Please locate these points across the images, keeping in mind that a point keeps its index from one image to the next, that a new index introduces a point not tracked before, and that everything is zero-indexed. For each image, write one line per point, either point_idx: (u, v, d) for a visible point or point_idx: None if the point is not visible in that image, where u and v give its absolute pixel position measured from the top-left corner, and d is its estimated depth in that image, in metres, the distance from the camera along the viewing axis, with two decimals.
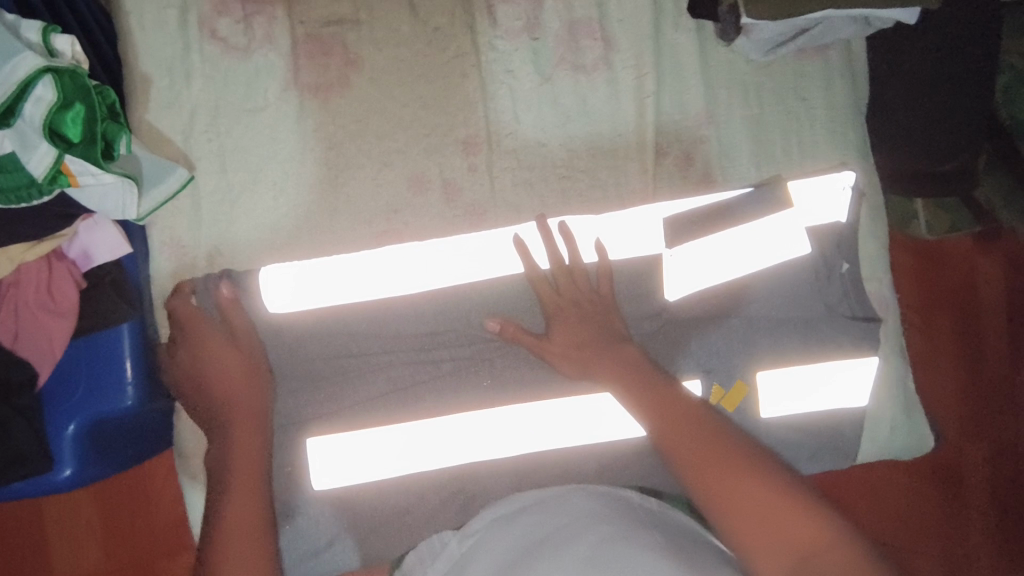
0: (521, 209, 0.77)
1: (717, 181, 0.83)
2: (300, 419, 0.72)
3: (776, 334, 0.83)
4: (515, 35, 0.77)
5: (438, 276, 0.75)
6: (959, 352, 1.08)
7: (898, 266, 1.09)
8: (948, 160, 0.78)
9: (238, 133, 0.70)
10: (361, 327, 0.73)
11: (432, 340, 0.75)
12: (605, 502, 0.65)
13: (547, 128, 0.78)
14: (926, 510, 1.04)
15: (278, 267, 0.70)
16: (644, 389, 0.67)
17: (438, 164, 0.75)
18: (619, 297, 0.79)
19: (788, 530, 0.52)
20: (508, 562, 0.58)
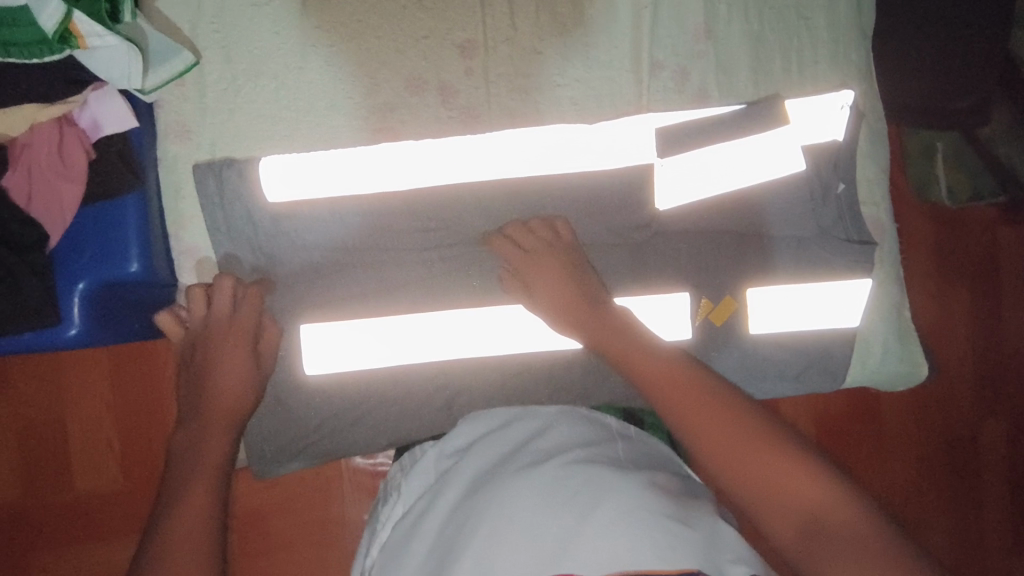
0: (516, 114, 0.79)
1: (713, 98, 0.83)
2: (293, 304, 0.74)
3: (765, 250, 0.83)
4: None
5: (432, 177, 0.76)
6: (975, 324, 1.07)
7: (912, 230, 1.07)
8: (963, 99, 0.78)
9: (244, 26, 0.73)
10: (356, 220, 0.75)
11: (423, 239, 0.77)
12: (588, 428, 0.65)
13: (544, 35, 0.79)
14: (931, 477, 1.06)
15: (279, 158, 0.74)
16: (628, 338, 0.66)
17: (435, 65, 0.77)
18: (612, 207, 0.80)
19: (774, 475, 0.47)
20: (481, 478, 0.58)
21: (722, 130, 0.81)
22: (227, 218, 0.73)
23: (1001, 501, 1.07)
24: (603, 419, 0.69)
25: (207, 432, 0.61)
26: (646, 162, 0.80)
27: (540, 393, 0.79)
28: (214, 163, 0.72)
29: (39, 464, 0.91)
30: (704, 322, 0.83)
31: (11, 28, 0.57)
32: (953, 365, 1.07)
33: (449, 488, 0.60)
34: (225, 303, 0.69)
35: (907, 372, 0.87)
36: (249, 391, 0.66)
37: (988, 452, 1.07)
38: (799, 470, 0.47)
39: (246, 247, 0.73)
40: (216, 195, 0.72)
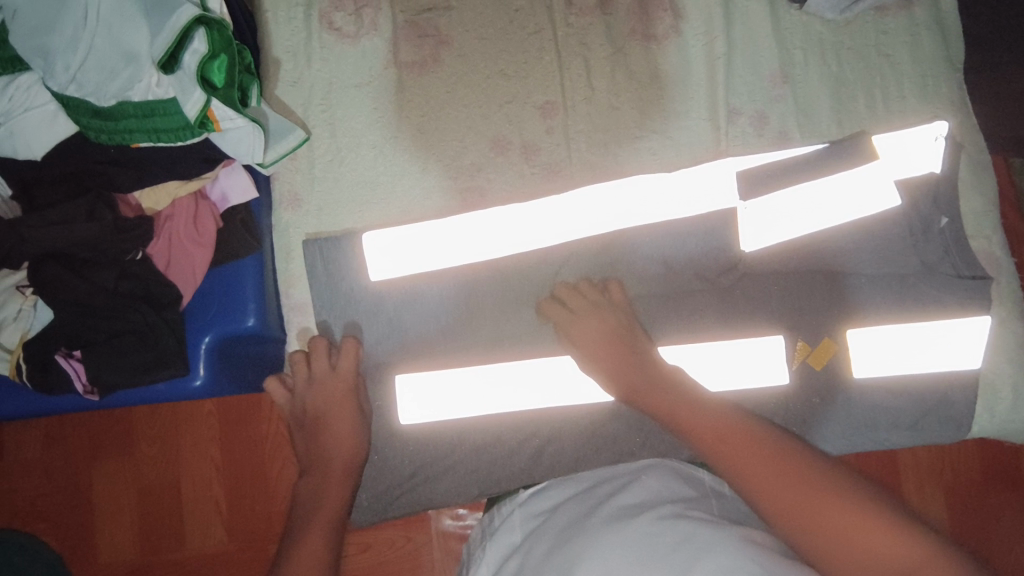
0: (596, 166, 0.82)
1: (795, 139, 0.83)
2: (390, 354, 0.78)
3: (865, 288, 0.79)
4: (587, 12, 0.84)
5: (518, 238, 0.79)
6: None
7: None
8: None
9: (347, 105, 0.81)
10: (448, 276, 0.79)
11: (511, 291, 0.79)
12: (680, 482, 0.62)
13: (620, 91, 0.83)
14: None
15: (377, 232, 0.79)
16: (662, 393, 0.67)
17: (517, 128, 0.82)
18: (694, 252, 0.80)
19: (867, 543, 0.47)
20: (571, 528, 0.57)
21: (809, 170, 0.80)
22: (327, 276, 0.78)
23: None
24: (695, 473, 0.66)
25: (325, 486, 0.69)
26: (728, 204, 0.80)
27: (631, 440, 0.78)
28: (317, 240, 0.78)
29: (156, 525, 0.98)
30: (802, 365, 0.79)
31: (161, 117, 0.65)
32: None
33: (542, 537, 0.59)
34: (324, 361, 0.75)
35: None
36: (359, 450, 0.73)
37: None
38: (888, 537, 0.46)
39: (345, 306, 0.78)
40: (318, 259, 0.78)
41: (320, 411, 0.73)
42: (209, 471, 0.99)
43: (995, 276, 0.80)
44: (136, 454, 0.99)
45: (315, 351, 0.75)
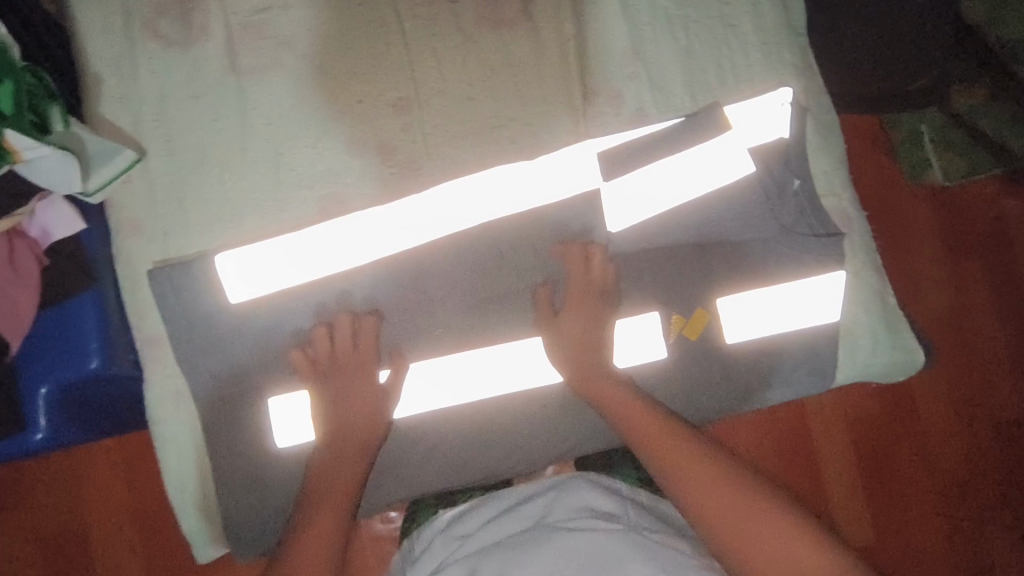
0: (458, 161, 0.80)
1: (652, 114, 0.83)
2: (261, 378, 0.75)
3: (729, 257, 0.82)
4: (433, 1, 0.81)
5: (386, 244, 0.77)
6: (996, 297, 1.07)
7: (916, 215, 1.07)
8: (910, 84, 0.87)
9: (184, 118, 0.76)
10: (313, 292, 0.76)
11: (384, 298, 0.77)
12: (596, 494, 0.70)
13: (475, 81, 0.81)
14: (976, 459, 1.03)
15: (232, 253, 0.74)
16: (600, 374, 0.75)
17: (373, 129, 0.79)
18: (562, 236, 0.80)
19: (794, 550, 0.57)
20: (503, 543, 0.64)
21: (667, 146, 0.81)
22: (180, 305, 0.73)
23: None
24: (610, 483, 0.74)
25: (339, 466, 0.71)
26: (591, 187, 0.80)
27: (521, 429, 0.79)
28: (164, 266, 0.73)
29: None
30: (678, 337, 0.81)
31: None
32: (979, 347, 1.05)
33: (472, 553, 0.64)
34: (347, 337, 0.75)
35: (906, 361, 0.83)
36: (378, 419, 0.74)
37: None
38: (808, 545, 0.57)
39: (205, 332, 0.74)
40: (167, 287, 0.73)
41: (348, 394, 0.74)
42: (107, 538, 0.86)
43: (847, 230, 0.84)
44: (18, 531, 0.85)
45: (338, 325, 0.75)
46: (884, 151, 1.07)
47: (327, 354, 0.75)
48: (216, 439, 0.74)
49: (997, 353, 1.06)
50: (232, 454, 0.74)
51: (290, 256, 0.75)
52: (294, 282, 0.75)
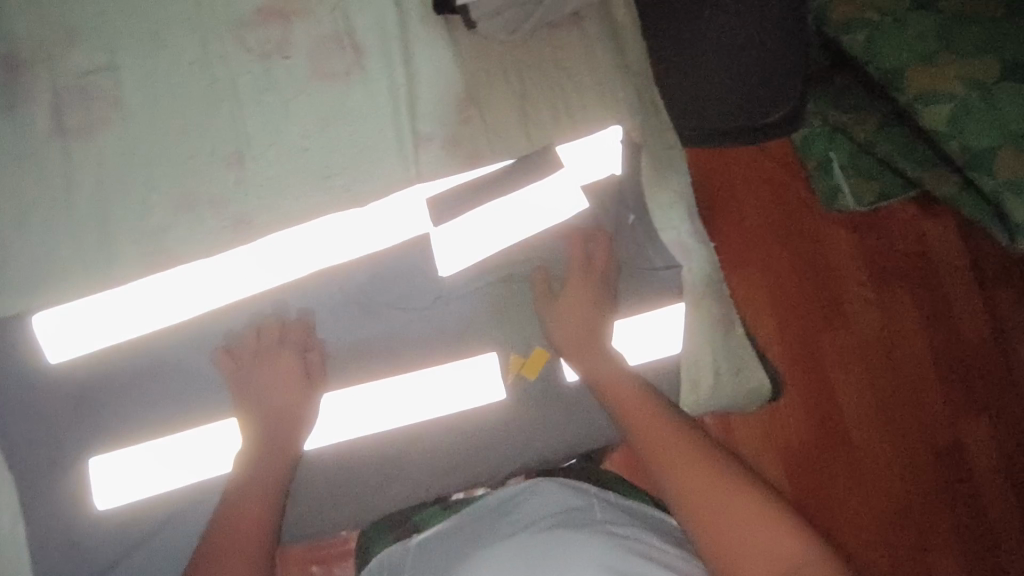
0: (292, 215, 0.80)
1: (486, 156, 0.84)
2: (109, 423, 0.83)
3: (562, 296, 0.87)
4: (263, 57, 0.83)
5: (237, 288, 0.83)
6: (859, 300, 1.62)
7: (781, 252, 1.60)
8: (773, 110, 0.97)
9: (11, 180, 0.78)
10: (155, 342, 0.84)
11: (228, 343, 0.86)
12: (565, 493, 0.85)
13: (309, 133, 0.82)
14: (864, 404, 1.60)
15: (54, 309, 0.76)
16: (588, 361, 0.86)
17: (204, 183, 0.80)
18: (389, 275, 0.86)
19: (758, 536, 0.72)
20: (508, 531, 0.80)
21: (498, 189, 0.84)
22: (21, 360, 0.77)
23: (931, 406, 1.63)
24: (580, 484, 0.88)
25: (269, 466, 0.82)
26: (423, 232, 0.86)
27: (376, 458, 0.89)
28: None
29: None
30: (517, 375, 0.90)
31: None
32: (891, 325, 1.63)
33: (473, 541, 0.81)
34: (300, 337, 0.87)
35: (753, 389, 0.87)
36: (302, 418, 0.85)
37: (938, 386, 1.63)
38: (792, 543, 0.71)
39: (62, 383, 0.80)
40: (13, 342, 0.77)
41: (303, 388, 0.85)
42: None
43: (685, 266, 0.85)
44: None
45: (285, 327, 0.85)
46: (788, 198, 1.62)
47: (305, 339, 0.87)
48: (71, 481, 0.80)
49: (909, 335, 1.64)
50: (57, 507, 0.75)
51: (134, 312, 0.81)
52: (146, 333, 0.83)
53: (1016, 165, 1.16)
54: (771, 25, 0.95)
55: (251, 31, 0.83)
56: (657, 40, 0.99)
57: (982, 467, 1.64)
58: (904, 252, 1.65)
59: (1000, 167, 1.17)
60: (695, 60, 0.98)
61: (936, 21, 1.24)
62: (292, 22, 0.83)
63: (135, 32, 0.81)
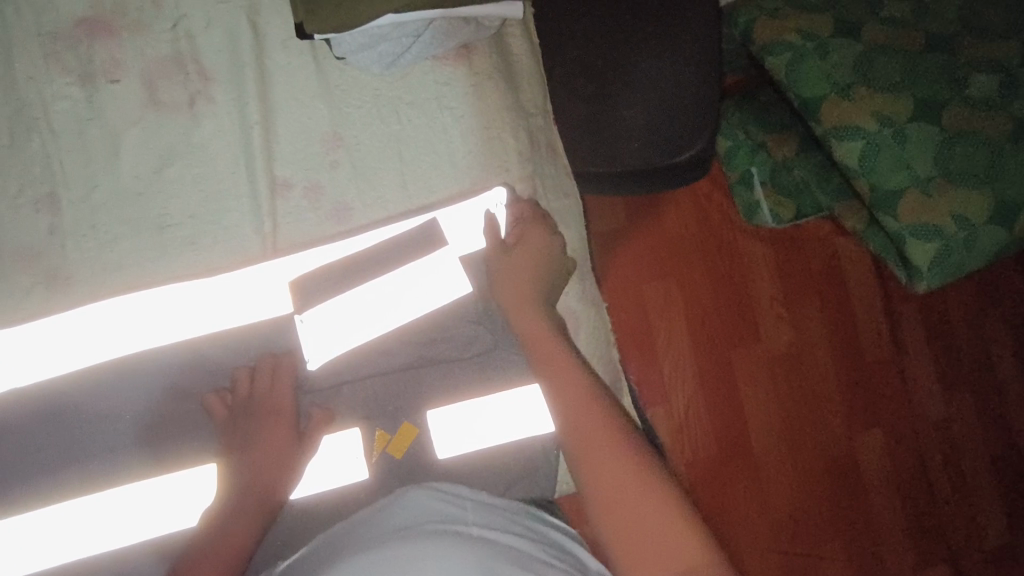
0: (118, 268, 0.70)
1: (355, 210, 0.75)
2: None
3: (448, 368, 0.74)
4: (86, 79, 0.70)
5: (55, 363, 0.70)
6: (770, 312, 1.55)
7: (690, 263, 1.53)
8: (685, 148, 0.86)
9: None
10: None
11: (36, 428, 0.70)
12: (438, 502, 0.65)
13: (143, 174, 0.71)
14: (770, 419, 1.53)
15: None
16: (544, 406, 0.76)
17: (10, 229, 0.69)
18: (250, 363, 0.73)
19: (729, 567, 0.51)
20: (373, 544, 0.58)
21: (371, 266, 0.72)
22: None
23: (840, 423, 1.54)
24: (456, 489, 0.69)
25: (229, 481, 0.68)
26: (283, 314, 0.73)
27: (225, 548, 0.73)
28: None
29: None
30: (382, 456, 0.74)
31: None
32: (802, 344, 1.55)
33: (330, 563, 0.58)
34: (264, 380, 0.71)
35: None
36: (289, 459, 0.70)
37: (844, 411, 1.54)
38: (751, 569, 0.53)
39: None
40: None
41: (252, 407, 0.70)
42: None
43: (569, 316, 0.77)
44: None
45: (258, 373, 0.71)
46: (708, 211, 1.55)
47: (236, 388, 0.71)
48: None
49: (817, 354, 1.55)
50: None
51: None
52: None
53: (921, 211, 0.97)
54: (657, 63, 0.86)
55: (69, 48, 0.70)
56: (562, 72, 0.92)
57: (884, 502, 1.52)
58: (823, 262, 1.56)
59: (904, 212, 0.98)
60: (592, 76, 0.90)
61: (858, 53, 1.01)
62: (122, 39, 0.71)
63: None
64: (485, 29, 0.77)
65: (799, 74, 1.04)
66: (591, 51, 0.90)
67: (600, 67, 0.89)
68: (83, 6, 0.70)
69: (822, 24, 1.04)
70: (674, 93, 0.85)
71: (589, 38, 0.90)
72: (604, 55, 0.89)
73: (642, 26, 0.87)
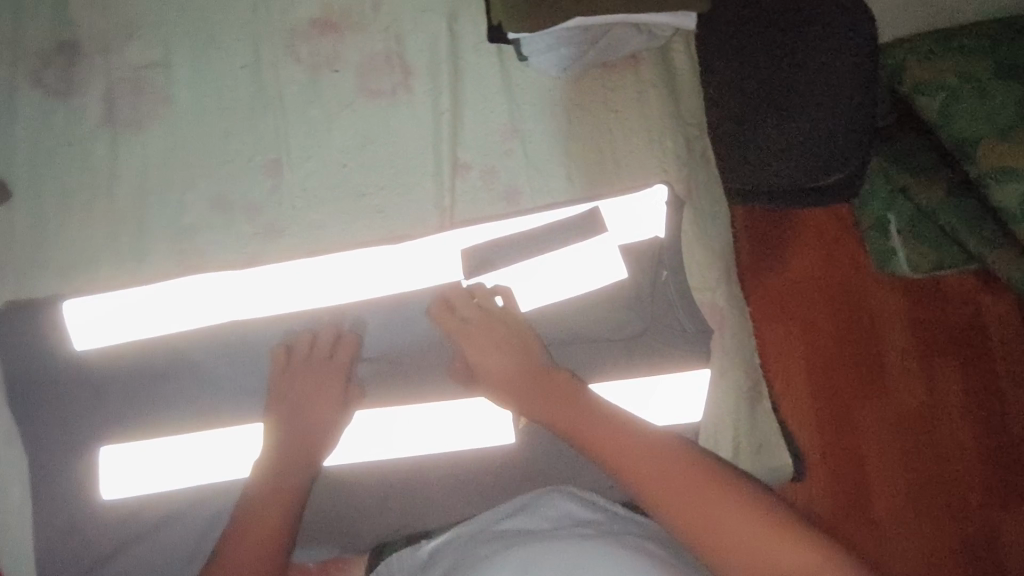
0: (323, 228, 0.81)
1: (524, 194, 0.83)
2: (96, 423, 0.75)
3: (596, 349, 0.80)
4: (315, 68, 0.83)
5: (248, 306, 0.77)
6: (903, 370, 1.34)
7: (815, 306, 1.35)
8: (833, 173, 0.85)
9: (55, 163, 0.78)
10: (150, 357, 0.76)
11: (223, 367, 0.77)
12: (577, 505, 0.71)
13: (349, 148, 0.82)
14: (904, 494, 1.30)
15: (82, 301, 0.75)
16: (688, 399, 0.79)
17: (240, 186, 0.80)
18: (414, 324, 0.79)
19: None
20: (520, 542, 0.64)
21: (536, 245, 0.80)
22: (19, 345, 0.74)
23: (980, 513, 1.29)
24: (592, 496, 0.75)
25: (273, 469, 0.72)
26: (449, 281, 0.79)
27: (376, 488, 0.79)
28: (9, 309, 0.74)
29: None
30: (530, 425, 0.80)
31: None
32: (942, 418, 1.33)
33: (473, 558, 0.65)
34: (322, 354, 0.76)
35: (780, 467, 0.81)
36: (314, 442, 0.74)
37: (987, 500, 1.30)
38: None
39: (58, 372, 0.74)
40: (7, 328, 0.74)
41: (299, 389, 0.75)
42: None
43: (671, 324, 0.80)
44: None
45: (319, 341, 0.76)
46: (834, 250, 1.37)
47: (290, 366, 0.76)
48: (42, 482, 0.74)
49: (956, 430, 1.33)
50: (58, 498, 0.74)
51: (116, 319, 0.75)
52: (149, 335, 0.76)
53: None
54: (820, 82, 0.81)
55: (305, 42, 0.83)
56: (710, 86, 0.92)
57: None
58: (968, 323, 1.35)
59: None
60: (736, 91, 0.90)
61: (1019, 99, 0.99)
62: (345, 37, 0.84)
63: (194, 34, 0.83)
64: (658, 37, 0.83)
65: (955, 112, 1.01)
66: (736, 67, 0.89)
67: (744, 81, 0.88)
68: (317, 9, 0.84)
69: (980, 68, 1.03)
70: (823, 112, 0.82)
71: (735, 54, 0.89)
72: (787, 72, 0.84)
73: (789, 40, 0.84)
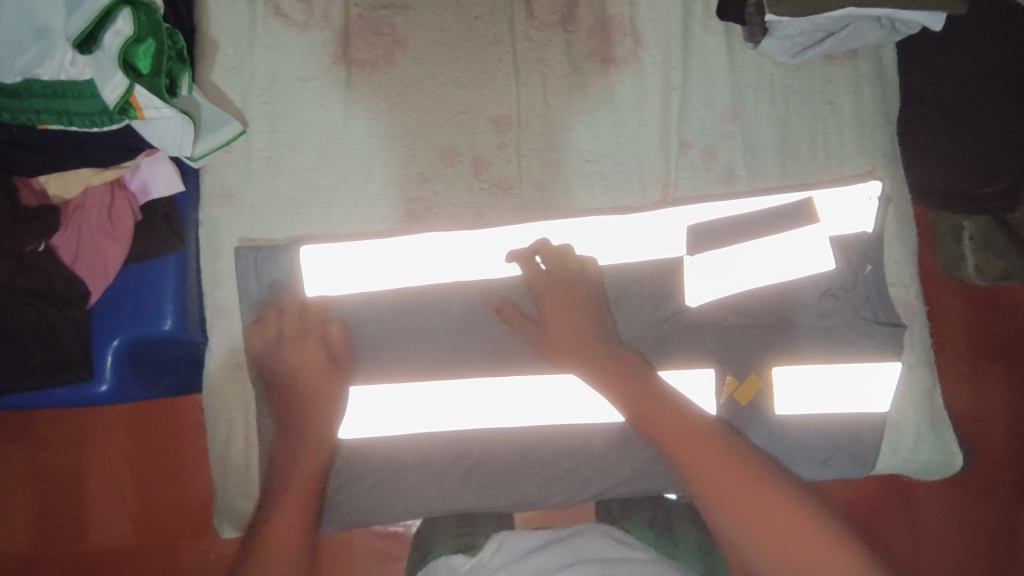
0: (546, 188, 0.81)
1: (741, 177, 0.84)
2: None
3: (795, 335, 0.83)
4: (549, 28, 0.82)
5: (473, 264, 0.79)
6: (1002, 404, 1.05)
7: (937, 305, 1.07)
8: (985, 185, 0.84)
9: (291, 98, 0.78)
10: (382, 302, 0.77)
11: (448, 321, 0.78)
12: (611, 543, 0.61)
13: (577, 112, 0.82)
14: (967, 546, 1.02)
15: (318, 247, 0.77)
16: (877, 391, 0.83)
17: (471, 140, 0.80)
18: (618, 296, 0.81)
19: None
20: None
21: (754, 230, 0.81)
22: (258, 284, 0.76)
23: None
24: (625, 537, 0.64)
25: (298, 449, 0.67)
26: (675, 256, 0.82)
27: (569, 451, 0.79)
28: (251, 249, 0.76)
29: (59, 542, 0.98)
30: (729, 399, 0.82)
31: (78, 99, 0.62)
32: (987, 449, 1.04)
33: None
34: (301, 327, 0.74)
35: (946, 466, 0.85)
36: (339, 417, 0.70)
37: None
38: None
39: (291, 311, 0.76)
40: (251, 266, 0.76)
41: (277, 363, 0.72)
42: (123, 483, 0.99)
43: (873, 315, 0.84)
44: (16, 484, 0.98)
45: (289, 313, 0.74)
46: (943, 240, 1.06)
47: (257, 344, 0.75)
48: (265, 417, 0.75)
49: None
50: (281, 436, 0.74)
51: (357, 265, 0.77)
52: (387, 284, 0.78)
53: None
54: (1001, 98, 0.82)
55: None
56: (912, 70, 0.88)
57: None
58: None
59: None
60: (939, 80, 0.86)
61: None
62: None
63: None
64: (900, 33, 0.82)
65: None
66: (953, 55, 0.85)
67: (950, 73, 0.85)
68: None
69: None
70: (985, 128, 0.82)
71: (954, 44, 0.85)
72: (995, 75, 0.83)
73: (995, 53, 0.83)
